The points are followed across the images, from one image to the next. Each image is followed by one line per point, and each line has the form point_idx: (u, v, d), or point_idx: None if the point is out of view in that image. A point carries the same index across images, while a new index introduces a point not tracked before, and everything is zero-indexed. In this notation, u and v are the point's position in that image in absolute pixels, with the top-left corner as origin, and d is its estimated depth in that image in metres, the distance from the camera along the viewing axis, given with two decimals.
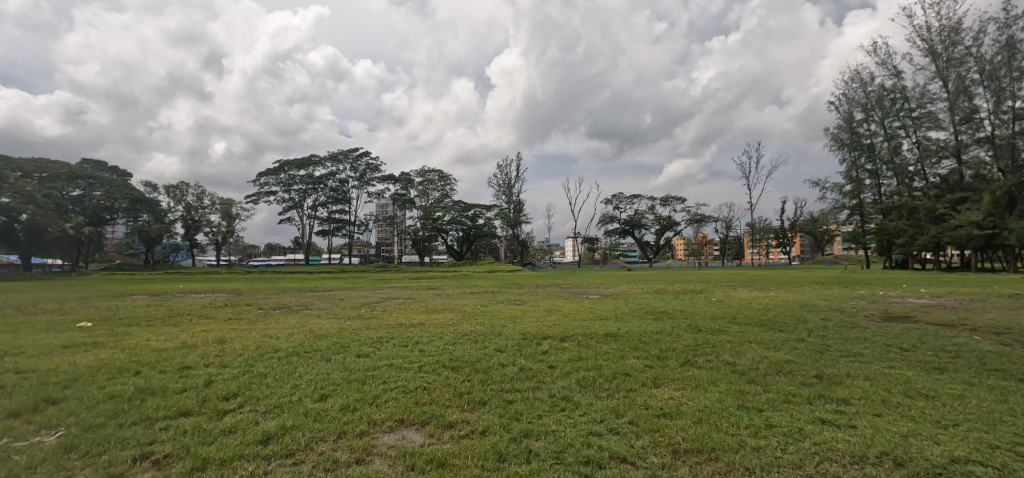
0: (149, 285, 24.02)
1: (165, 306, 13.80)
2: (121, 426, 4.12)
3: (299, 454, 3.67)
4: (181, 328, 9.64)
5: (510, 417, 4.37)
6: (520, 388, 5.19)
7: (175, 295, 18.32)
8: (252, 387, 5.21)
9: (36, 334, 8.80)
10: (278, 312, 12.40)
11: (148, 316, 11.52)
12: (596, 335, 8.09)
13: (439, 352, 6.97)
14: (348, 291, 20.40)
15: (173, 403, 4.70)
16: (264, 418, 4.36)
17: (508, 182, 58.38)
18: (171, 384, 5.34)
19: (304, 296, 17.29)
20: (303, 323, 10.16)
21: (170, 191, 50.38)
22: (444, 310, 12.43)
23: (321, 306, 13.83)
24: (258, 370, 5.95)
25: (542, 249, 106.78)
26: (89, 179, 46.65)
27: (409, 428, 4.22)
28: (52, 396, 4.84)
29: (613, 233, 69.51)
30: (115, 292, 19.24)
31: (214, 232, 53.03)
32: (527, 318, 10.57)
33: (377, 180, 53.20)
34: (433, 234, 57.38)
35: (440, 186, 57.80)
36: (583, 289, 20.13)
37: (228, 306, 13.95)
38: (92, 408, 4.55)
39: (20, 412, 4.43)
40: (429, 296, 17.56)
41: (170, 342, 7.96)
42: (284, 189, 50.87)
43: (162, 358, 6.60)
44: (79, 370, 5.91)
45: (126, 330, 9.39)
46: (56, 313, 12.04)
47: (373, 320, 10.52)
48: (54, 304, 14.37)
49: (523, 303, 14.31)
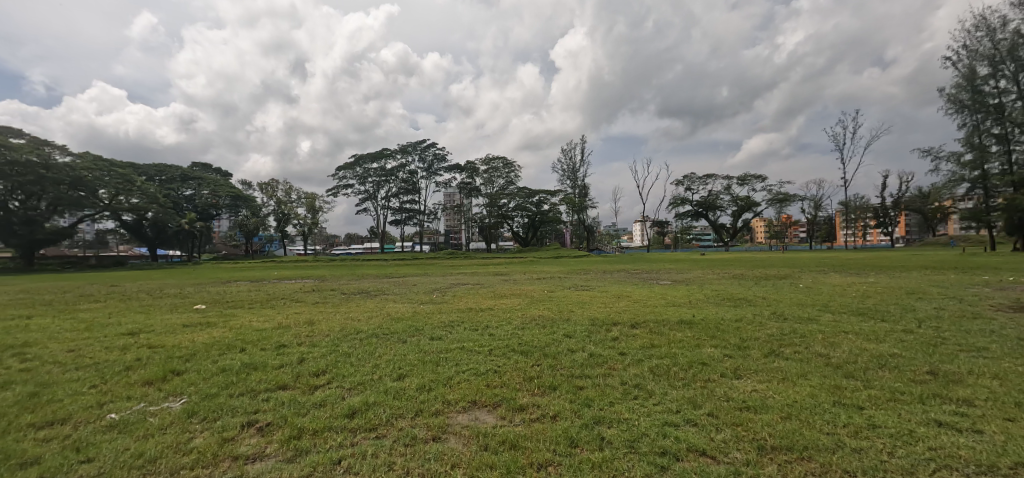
0: (250, 273, 26.73)
1: (262, 291, 15.27)
2: (232, 396, 4.64)
3: (381, 429, 3.91)
4: (276, 311, 10.61)
5: (581, 403, 4.34)
6: (591, 374, 5.12)
7: (271, 281, 20.21)
8: (338, 365, 5.62)
9: (163, 315, 10.18)
10: (358, 297, 13.24)
11: (249, 300, 12.80)
12: (669, 322, 7.78)
13: (508, 337, 7.08)
14: (420, 276, 21.35)
15: (273, 377, 5.20)
16: (350, 393, 4.70)
17: (574, 166, 57.33)
18: (271, 360, 5.91)
19: (381, 282, 18.33)
20: (380, 306, 10.82)
21: (264, 187, 55.31)
22: (512, 296, 12.57)
23: (396, 291, 14.63)
24: (343, 349, 6.42)
25: (608, 234, 104.45)
26: (198, 180, 52.49)
27: (482, 409, 4.34)
28: (176, 368, 5.55)
29: (684, 216, 66.20)
30: (223, 279, 21.66)
31: (302, 224, 57.59)
32: (595, 304, 10.44)
33: (445, 169, 54.60)
34: (499, 221, 58.21)
35: (505, 173, 58.16)
36: (655, 276, 19.30)
37: (315, 291, 15.17)
38: (208, 379, 5.18)
39: (152, 380, 5.14)
40: (497, 282, 17.82)
41: (268, 323, 8.83)
42: (360, 181, 53.92)
43: (263, 337, 7.35)
44: (197, 346, 6.73)
45: (231, 312, 10.48)
46: (176, 297, 13.76)
47: (445, 304, 10.93)
48: (176, 289, 16.51)
49: (590, 289, 14.11)
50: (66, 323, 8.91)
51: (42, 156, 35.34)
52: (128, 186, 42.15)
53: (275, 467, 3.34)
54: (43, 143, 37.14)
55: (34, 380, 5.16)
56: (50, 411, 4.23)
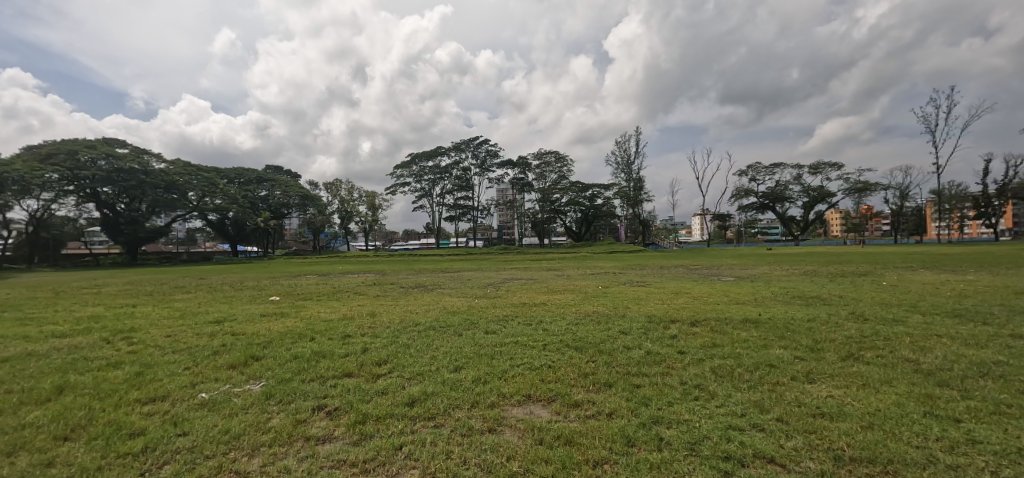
0: (318, 268, 28.52)
1: (329, 284, 16.24)
2: (303, 382, 4.98)
3: (440, 418, 4.03)
4: (340, 303, 11.22)
5: (638, 402, 4.24)
6: (648, 372, 4.99)
7: (336, 275, 21.38)
8: (399, 356, 5.86)
9: (244, 305, 11.11)
10: (416, 290, 13.70)
11: (317, 293, 13.65)
12: (733, 320, 7.40)
13: (562, 332, 7.04)
14: (474, 271, 21.69)
15: (340, 365, 5.52)
16: (409, 383, 4.89)
17: (628, 158, 55.79)
18: (338, 349, 6.27)
19: (437, 277, 18.82)
20: (437, 300, 11.17)
21: (328, 187, 58.57)
22: (566, 291, 12.49)
23: (451, 285, 14.98)
24: (402, 341, 6.68)
25: (666, 228, 100.89)
26: (271, 182, 56.56)
27: (537, 403, 4.35)
28: (255, 354, 6.03)
29: (749, 208, 62.53)
30: (294, 273, 23.20)
31: (363, 221, 60.43)
32: (653, 300, 10.13)
33: (497, 165, 55.04)
34: (551, 216, 57.97)
35: (557, 167, 57.71)
36: (717, 272, 18.38)
37: (376, 284, 15.89)
38: (283, 365, 5.59)
39: (235, 364, 5.63)
40: (550, 277, 17.78)
41: (334, 314, 9.39)
42: (416, 179, 55.66)
43: (330, 327, 7.82)
44: (273, 334, 7.29)
45: (301, 303, 11.23)
46: (254, 289, 14.95)
47: (499, 299, 11.08)
48: (254, 282, 17.92)
49: (646, 285, 13.68)
50: (164, 311, 9.98)
51: (142, 164, 39.64)
52: (213, 189, 46.16)
53: (342, 449, 3.55)
54: (143, 152, 41.62)
55: (139, 361, 5.82)
56: (153, 389, 4.75)
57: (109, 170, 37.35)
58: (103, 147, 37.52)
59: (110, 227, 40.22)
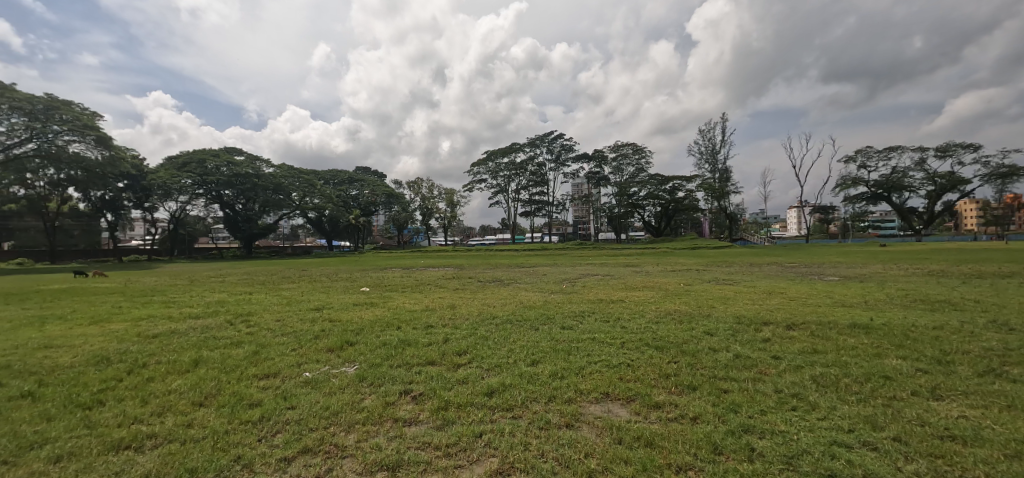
0: (403, 261, 30.24)
1: (413, 277, 17.16)
2: (392, 367, 5.34)
3: (517, 410, 4.11)
4: (423, 295, 11.81)
5: (726, 407, 3.99)
6: (736, 377, 4.68)
7: (419, 268, 22.55)
8: (478, 348, 6.05)
9: (339, 295, 12.16)
10: (493, 285, 14.05)
11: (402, 285, 14.46)
12: (838, 325, 6.67)
13: (642, 330, 6.83)
14: (550, 266, 21.71)
15: (423, 353, 5.82)
16: (488, 374, 5.03)
17: (714, 147, 52.31)
18: (422, 338, 6.64)
19: (514, 271, 19.10)
20: (514, 294, 11.36)
21: (411, 185, 61.78)
22: (645, 288, 12.01)
23: (527, 280, 15.14)
24: (481, 333, 6.89)
25: (757, 223, 93.38)
26: (361, 182, 60.96)
27: (615, 402, 4.27)
28: (350, 339, 6.57)
29: (857, 199, 55.79)
30: (381, 266, 24.79)
31: (443, 217, 63.02)
32: (741, 300, 9.45)
33: (572, 159, 54.34)
34: (629, 210, 56.19)
35: (635, 160, 55.72)
36: (818, 270, 16.63)
37: (456, 278, 16.51)
38: (373, 350, 6.04)
39: (333, 348, 6.19)
40: (628, 273, 17.23)
41: (418, 305, 9.95)
42: (492, 176, 56.80)
43: (414, 317, 8.31)
44: (364, 321, 7.91)
45: (388, 295, 11.96)
46: (347, 281, 16.25)
47: (575, 295, 10.94)
48: (347, 274, 19.51)
49: (734, 283, 12.79)
50: (272, 299, 11.16)
51: (255, 169, 44.70)
52: (312, 189, 50.81)
53: (427, 433, 3.75)
54: (255, 158, 46.85)
55: (256, 341, 6.61)
56: (267, 366, 5.37)
57: (229, 175, 42.53)
58: (224, 156, 42.81)
59: (230, 225, 45.84)
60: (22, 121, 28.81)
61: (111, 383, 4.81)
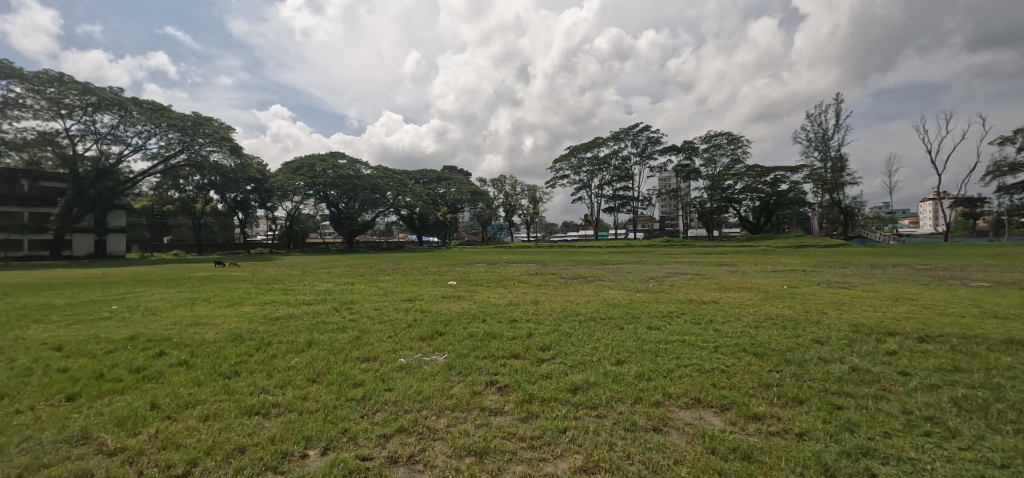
0: (488, 257, 31.19)
1: (497, 272, 17.59)
2: (478, 357, 5.55)
3: (602, 409, 4.05)
4: (507, 290, 12.09)
5: (839, 426, 3.58)
6: (852, 392, 4.18)
7: (502, 264, 23.03)
8: (561, 343, 6.07)
9: (429, 287, 12.88)
10: (576, 281, 13.96)
11: (487, 280, 14.91)
12: (988, 340, 5.63)
13: (738, 334, 6.36)
14: (635, 264, 20.97)
15: (507, 346, 5.97)
16: (572, 371, 5.02)
17: (825, 133, 46.76)
18: (506, 331, 6.82)
19: (598, 268, 18.75)
20: (597, 291, 11.20)
21: (495, 183, 63.26)
22: (742, 290, 11.13)
23: (611, 278, 14.82)
24: (564, 329, 6.90)
25: (880, 218, 81.89)
26: (448, 180, 63.74)
27: (708, 409, 4.03)
28: (440, 329, 6.94)
29: (1016, 189, 46.52)
30: (467, 261, 25.75)
31: (526, 214, 63.71)
32: (858, 306, 8.38)
33: (659, 152, 51.92)
34: (723, 205, 52.39)
35: (730, 150, 51.75)
36: (960, 274, 14.17)
37: (539, 274, 16.63)
38: (461, 341, 6.31)
39: (424, 337, 6.58)
40: (723, 273, 16.12)
41: (503, 299, 10.21)
42: (575, 171, 56.23)
43: (499, 311, 8.56)
44: (452, 313, 8.33)
45: (474, 288, 12.42)
46: (437, 274, 17.13)
47: (662, 294, 10.47)
48: (437, 268, 20.57)
49: (850, 287, 11.37)
50: (370, 289, 12.14)
51: (355, 170, 48.76)
52: (404, 188, 54.18)
53: (512, 424, 3.84)
54: (356, 160, 51.06)
55: (358, 327, 7.27)
56: (367, 350, 5.87)
57: (333, 177, 46.84)
58: (330, 159, 47.24)
59: (335, 222, 50.48)
60: (176, 136, 34.38)
61: (244, 357, 5.58)
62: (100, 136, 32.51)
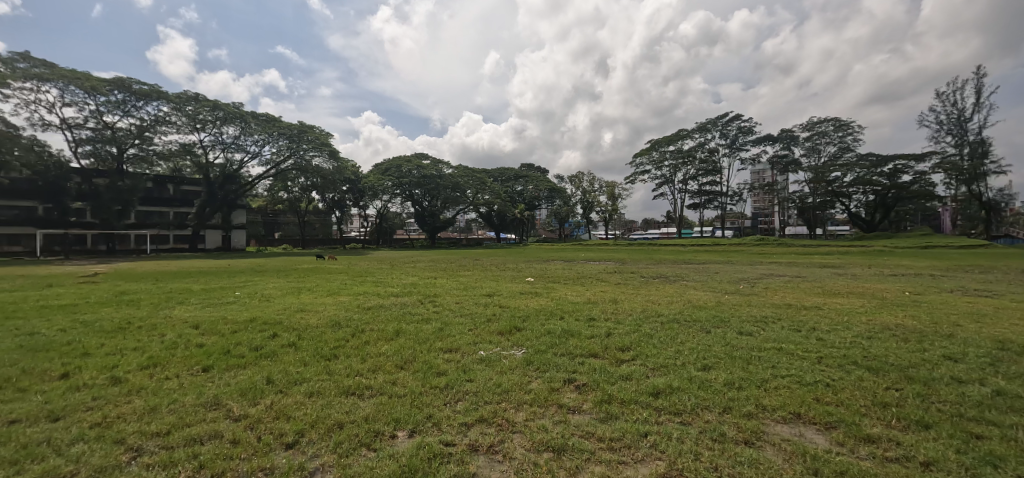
0: (565, 254, 31.06)
1: (575, 270, 17.41)
2: (556, 355, 5.55)
3: (687, 415, 3.86)
4: (585, 288, 11.95)
5: (978, 459, 3.07)
6: (996, 420, 3.56)
7: (580, 262, 22.75)
8: (642, 345, 5.87)
9: (507, 283, 13.11)
10: (657, 281, 13.40)
11: (564, 277, 14.85)
12: None
13: (846, 345, 5.70)
14: (723, 264, 19.61)
15: (586, 345, 5.90)
16: (653, 373, 4.84)
17: (961, 115, 40.10)
18: (585, 330, 6.74)
19: (682, 268, 17.80)
20: (681, 292, 10.66)
21: (573, 180, 62.64)
22: (851, 295, 9.95)
23: (697, 278, 14.02)
24: (645, 330, 6.67)
25: None
26: (525, 178, 64.35)
27: (809, 426, 3.68)
28: (518, 325, 7.04)
29: None
30: (544, 258, 25.82)
31: (604, 211, 62.37)
32: (1004, 318, 7.10)
33: (752, 142, 48.05)
34: (828, 201, 47.18)
35: (836, 139, 46.43)
36: None
37: (618, 272, 16.19)
38: (539, 337, 6.36)
39: (503, 331, 6.72)
40: (827, 275, 14.53)
41: (580, 297, 10.11)
42: (656, 166, 53.94)
43: (577, 308, 8.49)
44: (530, 309, 8.42)
45: (551, 285, 12.42)
46: (515, 271, 17.37)
47: (754, 297, 9.68)
48: (515, 264, 20.84)
49: (994, 296, 9.66)
50: (451, 283, 12.64)
51: (438, 170, 50.97)
52: (483, 186, 55.60)
53: (590, 423, 3.80)
54: (438, 160, 53.38)
55: (441, 319, 7.62)
56: (450, 342, 6.13)
57: (418, 177, 49.38)
58: (415, 160, 49.84)
59: (419, 219, 53.20)
60: (286, 143, 38.78)
61: (341, 343, 6.11)
62: (226, 146, 37.37)
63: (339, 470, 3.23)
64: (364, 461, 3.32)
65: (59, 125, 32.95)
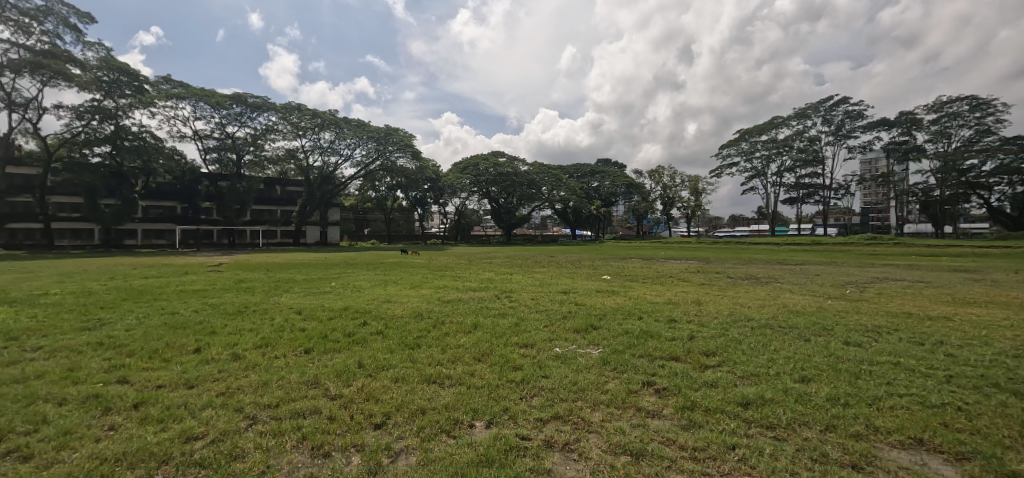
0: (643, 252, 30.09)
1: (655, 269, 16.77)
2: (634, 356, 5.38)
3: (782, 430, 3.55)
4: (665, 287, 11.48)
5: None
6: None
7: (660, 260, 21.83)
8: (729, 350, 5.50)
9: (583, 280, 12.98)
10: (747, 282, 12.47)
11: (642, 276, 14.35)
12: None
13: (984, 364, 4.88)
14: (824, 266, 17.73)
15: (667, 347, 5.66)
16: (742, 382, 4.51)
17: None
18: (665, 331, 6.46)
19: (775, 269, 16.39)
20: (774, 295, 9.82)
21: (652, 175, 60.15)
22: (990, 305, 8.50)
23: (793, 280, 12.83)
24: (732, 334, 6.24)
25: None
26: (602, 173, 63.02)
27: (934, 454, 3.22)
28: (594, 323, 6.94)
29: None
30: (621, 257, 25.09)
31: (686, 207, 59.19)
32: None
33: (862, 128, 42.78)
34: (960, 193, 40.64)
35: (972, 121, 39.78)
36: None
37: (702, 272, 15.30)
38: (616, 337, 6.20)
39: (579, 329, 6.66)
40: (957, 281, 12.55)
41: (660, 297, 9.74)
42: (746, 158, 50.07)
43: (656, 309, 8.17)
44: (607, 308, 8.27)
45: (628, 284, 12.09)
46: (591, 268, 17.11)
47: (865, 304, 8.62)
48: (591, 262, 20.52)
49: None
50: (527, 279, 12.79)
51: (514, 167, 51.60)
52: (559, 183, 55.37)
53: (672, 429, 3.63)
54: (515, 157, 54.05)
55: (517, 314, 7.75)
56: (526, 337, 6.20)
57: (494, 174, 50.37)
58: (492, 158, 50.88)
59: (495, 216, 54.31)
60: (374, 146, 41.58)
61: (424, 333, 6.45)
62: (323, 150, 40.88)
63: (421, 453, 3.40)
64: (444, 447, 3.46)
65: (192, 136, 38.19)
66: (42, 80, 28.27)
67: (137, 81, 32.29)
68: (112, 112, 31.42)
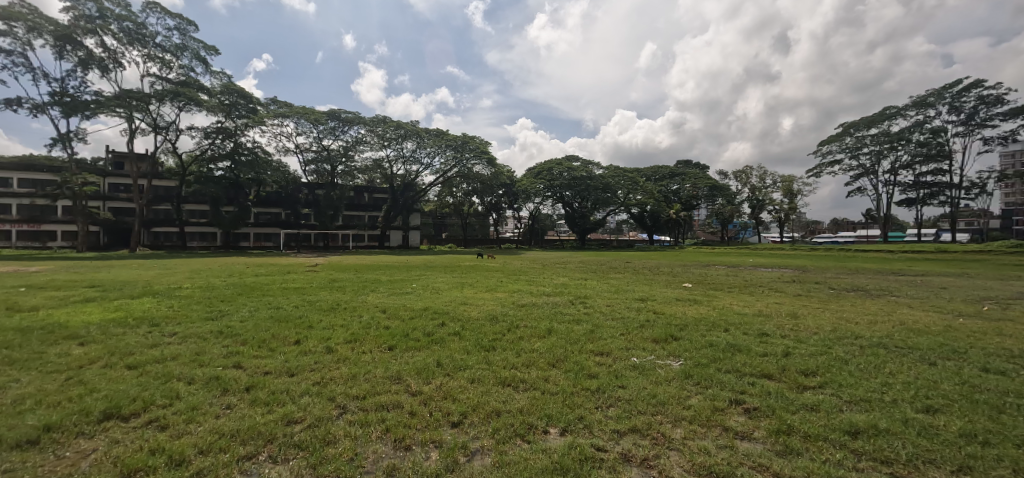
0: (729, 259, 28.09)
1: (742, 277, 15.56)
2: (719, 370, 5.03)
3: (900, 467, 3.12)
4: (753, 297, 10.64)
5: None
6: None
7: (747, 268, 20.20)
8: (833, 370, 4.94)
9: (661, 288, 12.44)
10: (851, 295, 11.16)
11: (728, 284, 13.39)
12: None
13: None
14: (951, 278, 15.29)
15: (757, 364, 5.21)
16: (850, 407, 4.02)
17: None
18: (755, 346, 5.96)
19: (887, 281, 14.47)
20: (887, 310, 8.65)
21: (738, 175, 56.09)
22: None
23: (911, 294, 11.24)
24: (836, 353, 5.59)
25: None
26: (682, 175, 60.00)
27: None
28: (674, 334, 6.59)
29: None
30: (703, 263, 23.60)
31: (778, 210, 54.31)
32: None
33: (1002, 116, 36.56)
34: None
35: None
36: None
37: (796, 282, 13.95)
38: (698, 349, 5.83)
39: (658, 339, 6.36)
40: None
41: (748, 308, 9.01)
42: (851, 155, 44.97)
43: (745, 321, 7.52)
44: (688, 318, 7.79)
45: (712, 293, 11.38)
46: (670, 275, 16.29)
47: (1009, 324, 7.25)
48: (670, 268, 19.55)
49: None
50: (602, 285, 12.50)
51: (588, 172, 50.63)
52: (635, 186, 53.61)
53: (764, 454, 3.34)
54: (589, 161, 53.26)
55: (591, 321, 7.57)
56: (602, 345, 6.05)
57: (568, 179, 50.01)
58: (566, 163, 50.51)
59: (569, 220, 53.75)
60: (452, 153, 43.23)
61: (498, 336, 6.54)
62: (406, 158, 43.26)
63: (496, 455, 3.44)
64: (519, 451, 3.48)
65: (294, 149, 42.38)
66: (179, 106, 32.95)
67: (251, 103, 36.40)
68: (231, 131, 35.85)
